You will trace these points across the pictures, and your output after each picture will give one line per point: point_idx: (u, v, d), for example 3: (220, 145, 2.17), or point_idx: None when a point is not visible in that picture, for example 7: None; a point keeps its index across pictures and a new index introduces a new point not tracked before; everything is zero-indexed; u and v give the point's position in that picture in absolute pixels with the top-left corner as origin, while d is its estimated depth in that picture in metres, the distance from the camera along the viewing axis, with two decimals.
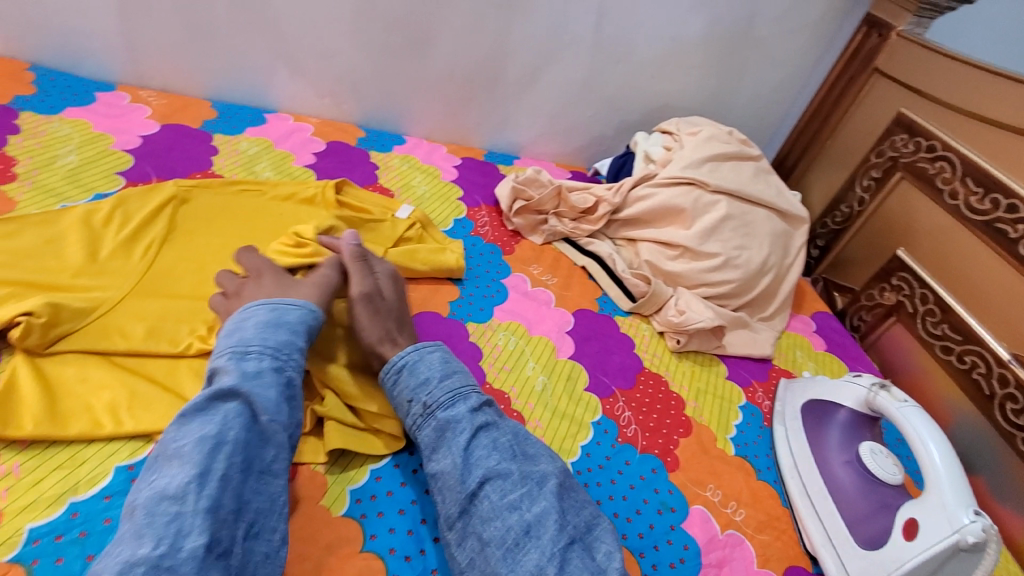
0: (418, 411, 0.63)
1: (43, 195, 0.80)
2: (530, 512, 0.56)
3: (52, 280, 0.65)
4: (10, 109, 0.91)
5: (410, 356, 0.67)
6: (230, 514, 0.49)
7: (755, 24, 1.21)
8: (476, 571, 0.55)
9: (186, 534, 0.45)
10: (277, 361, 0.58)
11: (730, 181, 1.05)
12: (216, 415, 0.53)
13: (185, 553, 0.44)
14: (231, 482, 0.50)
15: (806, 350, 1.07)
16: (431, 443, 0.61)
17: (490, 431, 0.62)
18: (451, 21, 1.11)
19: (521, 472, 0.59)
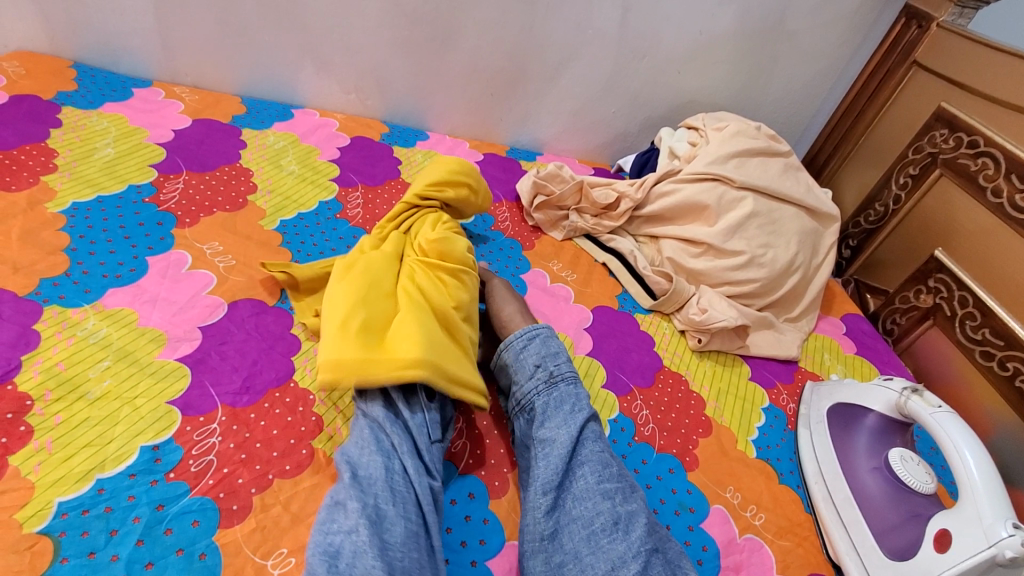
0: (541, 377, 0.68)
1: (82, 185, 0.84)
2: (625, 507, 0.58)
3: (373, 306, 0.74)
4: (53, 104, 0.95)
5: (543, 328, 0.73)
6: (369, 457, 0.58)
7: (787, 17, 1.18)
8: (559, 543, 0.56)
9: (338, 482, 0.56)
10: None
11: (757, 177, 1.02)
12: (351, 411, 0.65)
13: (339, 492, 0.54)
14: (361, 440, 0.60)
15: (834, 352, 1.04)
16: (547, 408, 0.65)
17: (598, 424, 0.66)
18: (474, 17, 1.11)
19: (620, 469, 0.62)
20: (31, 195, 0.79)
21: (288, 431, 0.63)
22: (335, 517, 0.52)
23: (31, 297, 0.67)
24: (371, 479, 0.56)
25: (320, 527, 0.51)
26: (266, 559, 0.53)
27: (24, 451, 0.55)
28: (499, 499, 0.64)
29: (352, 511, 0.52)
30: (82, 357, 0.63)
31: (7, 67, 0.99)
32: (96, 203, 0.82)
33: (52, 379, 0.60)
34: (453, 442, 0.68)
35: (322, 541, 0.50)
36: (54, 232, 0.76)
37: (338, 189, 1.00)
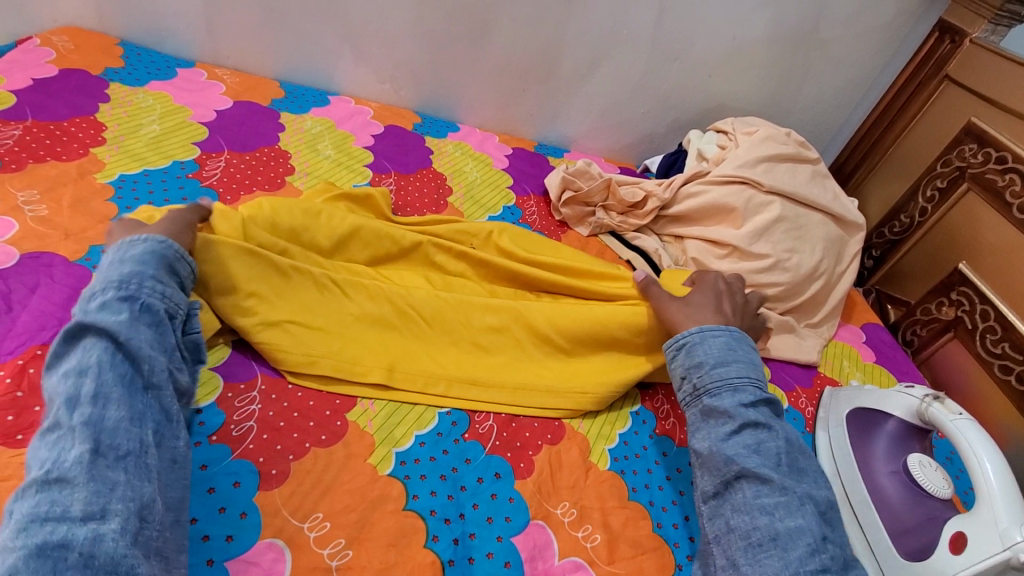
0: (687, 390, 0.69)
1: (129, 159, 0.86)
2: (783, 525, 0.56)
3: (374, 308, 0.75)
4: (102, 80, 0.98)
5: (691, 336, 0.71)
6: (120, 421, 0.47)
7: (821, 26, 1.18)
8: (721, 548, 0.59)
9: (69, 446, 0.44)
10: (133, 282, 0.56)
11: (785, 183, 1.03)
12: (80, 345, 0.50)
13: (70, 462, 0.43)
14: (109, 395, 0.48)
15: (853, 360, 1.05)
16: (696, 422, 0.66)
17: (758, 431, 0.62)
18: (511, 12, 1.13)
19: (781, 483, 0.58)
20: (81, 165, 0.82)
21: (324, 404, 0.66)
22: (63, 496, 0.42)
23: (82, 262, 0.70)
24: (128, 450, 0.46)
25: (38, 513, 0.40)
26: (304, 522, 0.56)
27: None
28: (524, 479, 0.66)
29: (100, 495, 0.43)
30: None
31: (57, 41, 1.02)
32: (142, 177, 0.84)
33: None
34: (479, 424, 0.70)
35: (40, 531, 0.39)
36: (103, 202, 0.78)
37: (372, 175, 1.02)
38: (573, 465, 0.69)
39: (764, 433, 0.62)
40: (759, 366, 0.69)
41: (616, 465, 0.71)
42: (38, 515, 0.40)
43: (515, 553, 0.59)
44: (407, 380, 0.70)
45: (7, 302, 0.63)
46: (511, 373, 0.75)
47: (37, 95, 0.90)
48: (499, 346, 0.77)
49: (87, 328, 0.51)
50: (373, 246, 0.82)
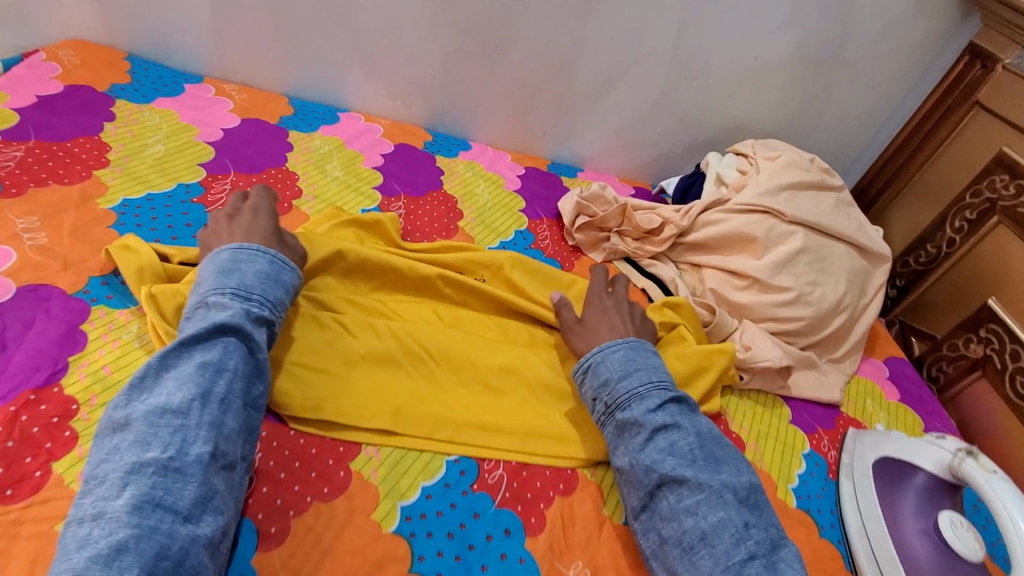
0: (600, 410, 0.71)
1: (133, 182, 0.84)
2: (707, 520, 0.60)
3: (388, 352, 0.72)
4: (107, 97, 0.96)
5: (593, 357, 0.73)
6: (232, 433, 0.55)
7: (847, 47, 1.14)
8: (659, 561, 0.61)
9: (193, 442, 0.51)
10: (275, 308, 0.64)
11: (809, 212, 0.99)
12: (218, 344, 0.58)
13: (191, 458, 0.51)
14: (230, 406, 0.55)
15: (877, 399, 1.01)
16: (614, 440, 0.68)
17: (669, 433, 0.66)
18: (525, 29, 1.09)
19: (696, 479, 0.62)
20: (83, 189, 0.80)
21: (327, 451, 0.63)
22: (176, 488, 0.48)
23: (80, 296, 0.67)
24: (228, 460, 0.53)
25: (153, 498, 0.47)
26: None
27: (68, 458, 0.55)
28: (535, 537, 0.63)
29: (201, 495, 0.50)
30: (127, 361, 0.63)
31: (63, 55, 1.00)
32: (145, 201, 0.82)
33: (98, 384, 0.60)
34: (489, 473, 0.67)
35: (153, 516, 0.46)
36: (105, 229, 0.76)
37: (381, 198, 0.99)
38: (586, 519, 0.66)
39: (675, 434, 0.66)
40: (660, 369, 0.72)
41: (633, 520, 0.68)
42: (155, 500, 0.47)
43: None
44: (415, 425, 0.67)
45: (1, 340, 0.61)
46: (519, 417, 0.72)
47: (41, 114, 0.88)
48: (507, 389, 0.75)
49: (229, 333, 0.59)
50: (397, 285, 0.81)
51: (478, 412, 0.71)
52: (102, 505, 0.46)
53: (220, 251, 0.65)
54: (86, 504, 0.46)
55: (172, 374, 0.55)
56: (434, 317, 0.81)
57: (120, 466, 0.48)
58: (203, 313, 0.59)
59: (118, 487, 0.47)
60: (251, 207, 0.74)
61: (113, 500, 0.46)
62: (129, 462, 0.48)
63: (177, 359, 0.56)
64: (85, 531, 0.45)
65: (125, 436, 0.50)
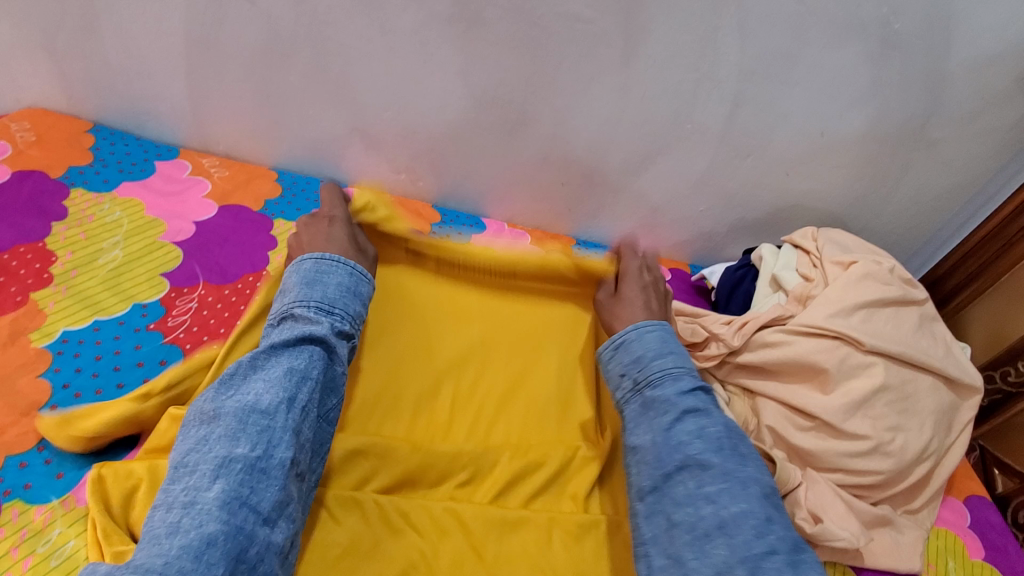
0: (628, 386, 0.69)
1: (77, 305, 0.70)
2: (728, 510, 0.57)
3: (382, 541, 0.62)
4: (61, 186, 0.82)
5: (627, 333, 0.72)
6: (307, 443, 0.58)
7: (931, 124, 0.96)
8: (661, 548, 0.58)
9: (277, 447, 0.55)
10: (358, 324, 0.68)
11: (889, 338, 0.83)
12: (304, 353, 0.61)
13: (275, 461, 0.54)
14: (310, 416, 0.59)
15: (960, 559, 0.85)
16: (636, 416, 0.66)
17: (698, 417, 0.63)
18: (552, 101, 0.94)
19: (722, 468, 0.60)
20: (15, 321, 0.66)
21: None
22: (260, 488, 0.53)
23: None
24: (301, 470, 0.57)
25: (240, 495, 0.52)
26: None
27: None
28: None
29: (279, 499, 0.53)
30: None
31: (15, 132, 0.87)
32: (90, 332, 0.68)
33: None
34: None
35: (238, 515, 0.51)
36: (34, 380, 0.62)
37: None
38: None
39: (704, 418, 0.64)
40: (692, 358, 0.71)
41: None
42: (241, 498, 0.51)
43: None
44: None
45: None
46: None
47: None
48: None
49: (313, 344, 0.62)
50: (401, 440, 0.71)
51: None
52: (194, 494, 0.51)
53: (305, 261, 0.68)
54: (177, 492, 0.51)
55: (260, 375, 0.59)
56: (437, 475, 0.69)
57: (212, 457, 0.53)
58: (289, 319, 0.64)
59: (210, 479, 0.52)
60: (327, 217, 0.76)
61: (204, 492, 0.51)
62: (218, 457, 0.53)
63: (266, 360, 0.60)
64: (178, 516, 0.50)
65: (216, 429, 0.55)
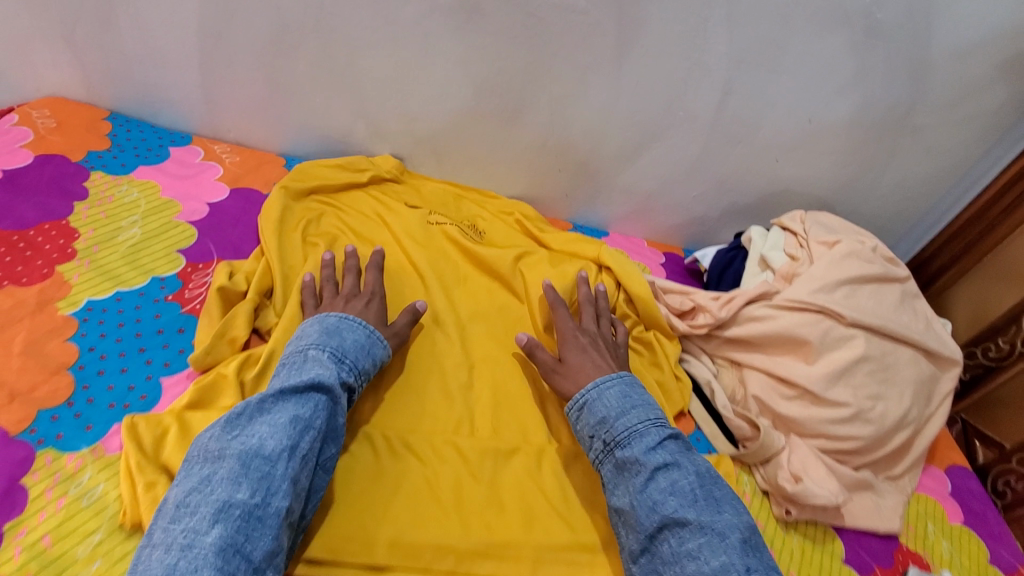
0: (598, 447, 0.70)
1: (100, 278, 0.74)
2: (709, 565, 0.57)
3: (390, 468, 0.68)
4: (82, 168, 0.87)
5: (589, 393, 0.73)
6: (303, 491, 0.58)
7: (916, 111, 1.00)
8: None
9: (274, 494, 0.55)
10: (361, 374, 0.69)
11: (870, 313, 0.86)
12: (310, 401, 0.62)
13: (272, 509, 0.55)
14: (309, 465, 0.59)
15: (939, 523, 0.89)
16: (612, 478, 0.67)
17: (669, 472, 0.64)
18: (549, 90, 0.98)
19: (698, 522, 0.60)
20: (42, 291, 0.71)
21: None
22: (255, 536, 0.53)
23: (25, 437, 0.59)
24: (295, 519, 0.57)
25: (235, 543, 0.52)
26: None
27: None
28: None
29: (272, 548, 0.54)
30: (71, 527, 0.55)
31: (37, 117, 0.91)
32: (112, 302, 0.72)
33: (35, 562, 0.52)
34: None
35: (230, 564, 0.51)
36: (62, 344, 0.67)
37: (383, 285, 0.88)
38: None
39: (675, 472, 0.65)
40: (656, 406, 0.72)
41: None
42: (236, 545, 0.52)
43: None
44: (412, 557, 0.62)
45: None
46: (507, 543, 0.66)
47: (4, 193, 0.79)
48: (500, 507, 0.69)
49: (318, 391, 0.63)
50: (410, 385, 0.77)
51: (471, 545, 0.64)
52: (193, 537, 0.51)
53: (329, 315, 0.72)
54: (177, 532, 0.52)
55: (265, 419, 0.60)
56: (441, 417, 0.75)
57: (212, 501, 0.53)
58: (296, 364, 0.65)
59: (208, 523, 0.52)
60: (366, 293, 0.78)
61: (203, 535, 0.51)
62: (218, 501, 0.53)
63: (273, 403, 0.61)
64: (173, 559, 0.50)
65: (220, 470, 0.55)
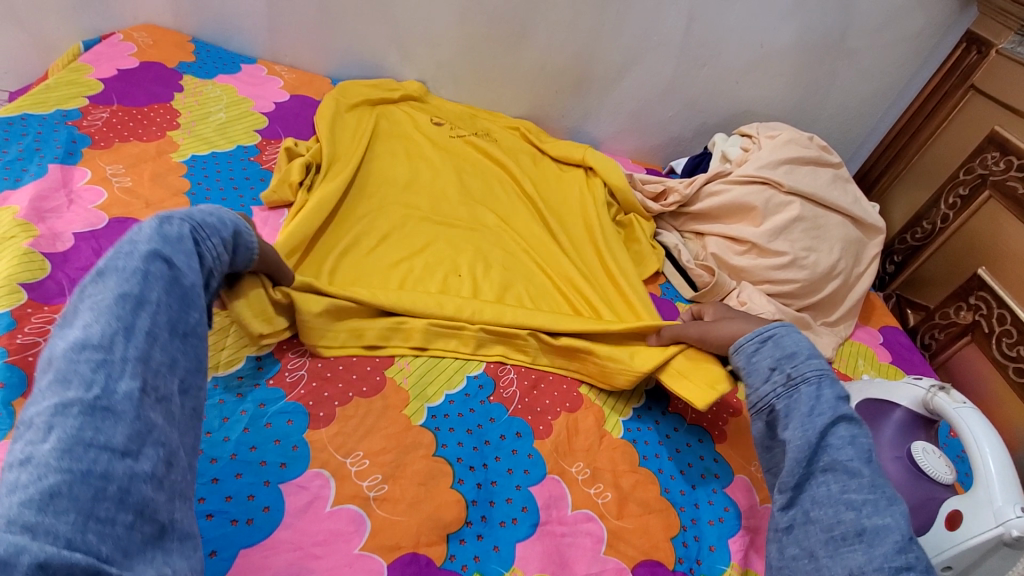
0: (779, 380, 0.71)
1: (199, 142, 0.96)
2: (870, 520, 0.58)
3: (427, 281, 0.87)
4: (176, 72, 1.09)
5: (777, 329, 0.76)
6: (162, 367, 0.48)
7: (848, 35, 1.21)
8: (796, 537, 0.63)
9: (118, 378, 0.44)
10: (199, 232, 0.58)
11: (806, 184, 1.07)
12: (139, 271, 0.51)
13: (120, 395, 0.44)
14: (159, 337, 0.49)
15: (869, 359, 1.07)
16: (786, 411, 0.69)
17: (852, 425, 0.65)
18: (548, 17, 1.20)
19: (871, 479, 0.61)
20: (159, 146, 0.93)
21: (365, 360, 0.73)
22: (109, 427, 0.42)
23: None
24: (162, 395, 0.47)
25: (82, 439, 0.40)
26: (346, 457, 0.63)
27: None
28: (543, 440, 0.72)
29: (137, 431, 0.43)
30: None
31: (137, 37, 1.14)
32: (211, 158, 0.94)
33: None
34: (504, 389, 0.76)
35: (86, 459, 0.40)
36: (178, 178, 0.88)
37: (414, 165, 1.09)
38: (589, 431, 0.75)
39: (856, 428, 0.65)
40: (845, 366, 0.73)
41: (630, 435, 0.76)
42: (84, 440, 0.41)
43: (532, 500, 0.66)
44: (444, 339, 0.78)
45: (98, 259, 0.73)
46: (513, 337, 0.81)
47: (121, 84, 1.02)
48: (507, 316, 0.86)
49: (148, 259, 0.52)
50: (436, 229, 0.97)
51: (483, 336, 0.79)
52: (30, 449, 0.39)
53: None
54: (15, 451, 0.40)
55: (89, 305, 0.48)
56: (461, 254, 0.93)
57: (44, 409, 0.42)
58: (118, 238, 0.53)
59: (43, 432, 0.40)
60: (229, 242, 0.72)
61: (39, 445, 0.40)
62: (52, 405, 0.42)
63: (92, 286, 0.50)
64: (10, 477, 0.38)
65: (46, 376, 0.44)
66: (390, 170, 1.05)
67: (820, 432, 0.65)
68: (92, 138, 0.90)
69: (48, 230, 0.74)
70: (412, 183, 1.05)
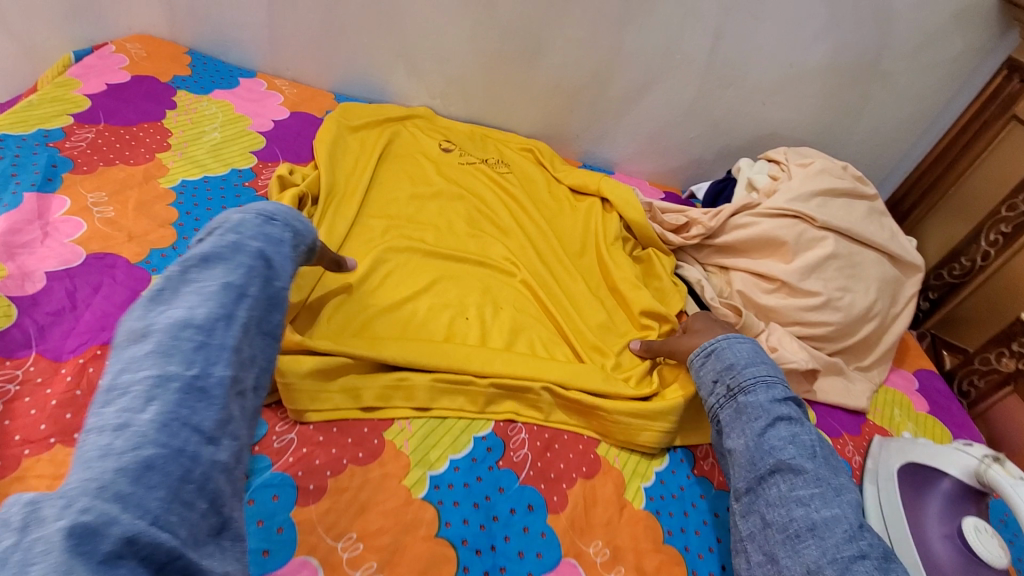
0: (721, 391, 0.72)
1: (191, 166, 0.90)
2: (819, 514, 0.59)
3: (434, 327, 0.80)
4: (170, 87, 1.03)
5: (719, 341, 0.76)
6: (248, 360, 0.52)
7: (883, 58, 1.14)
8: (758, 545, 0.62)
9: (214, 363, 0.48)
10: (295, 240, 0.64)
11: (840, 219, 0.99)
12: (240, 265, 0.56)
13: (215, 379, 0.47)
14: (248, 332, 0.53)
15: (905, 409, 1.00)
16: (730, 421, 0.70)
17: (791, 424, 0.66)
18: (564, 32, 1.13)
19: (815, 473, 0.62)
20: (147, 170, 0.86)
21: (362, 421, 0.66)
22: (201, 408, 0.45)
23: (142, 264, 0.73)
24: (243, 389, 0.50)
25: (180, 416, 0.43)
26: (337, 541, 0.56)
27: None
28: (558, 514, 0.65)
29: (223, 418, 0.47)
30: None
31: (131, 48, 1.08)
32: (202, 183, 0.87)
33: None
34: (515, 452, 0.69)
35: (180, 437, 0.42)
36: (165, 206, 0.82)
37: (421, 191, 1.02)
38: (607, 501, 0.68)
39: (796, 426, 0.67)
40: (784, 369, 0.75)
41: (654, 505, 0.70)
42: (181, 418, 0.43)
43: None
44: (450, 398, 0.71)
45: (72, 301, 0.67)
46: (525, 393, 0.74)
47: (110, 101, 0.95)
48: None
49: (253, 258, 0.57)
50: (444, 264, 0.90)
51: (490, 392, 0.72)
52: (127, 416, 0.42)
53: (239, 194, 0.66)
54: (108, 415, 0.42)
55: (191, 288, 0.52)
56: (468, 294, 0.86)
57: (142, 378, 0.44)
58: (227, 229, 0.58)
59: (142, 401, 0.43)
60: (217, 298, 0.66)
61: (138, 414, 0.42)
62: (150, 375, 0.44)
63: (195, 272, 0.53)
64: (107, 441, 0.40)
65: (143, 346, 0.46)
66: (395, 199, 0.99)
67: (762, 434, 0.67)
68: (74, 161, 0.83)
69: (18, 269, 0.67)
70: (420, 215, 0.98)
